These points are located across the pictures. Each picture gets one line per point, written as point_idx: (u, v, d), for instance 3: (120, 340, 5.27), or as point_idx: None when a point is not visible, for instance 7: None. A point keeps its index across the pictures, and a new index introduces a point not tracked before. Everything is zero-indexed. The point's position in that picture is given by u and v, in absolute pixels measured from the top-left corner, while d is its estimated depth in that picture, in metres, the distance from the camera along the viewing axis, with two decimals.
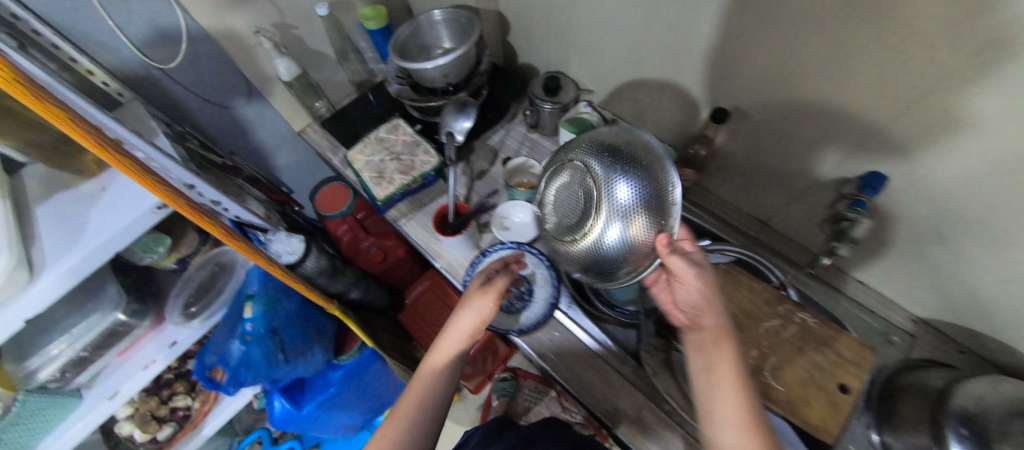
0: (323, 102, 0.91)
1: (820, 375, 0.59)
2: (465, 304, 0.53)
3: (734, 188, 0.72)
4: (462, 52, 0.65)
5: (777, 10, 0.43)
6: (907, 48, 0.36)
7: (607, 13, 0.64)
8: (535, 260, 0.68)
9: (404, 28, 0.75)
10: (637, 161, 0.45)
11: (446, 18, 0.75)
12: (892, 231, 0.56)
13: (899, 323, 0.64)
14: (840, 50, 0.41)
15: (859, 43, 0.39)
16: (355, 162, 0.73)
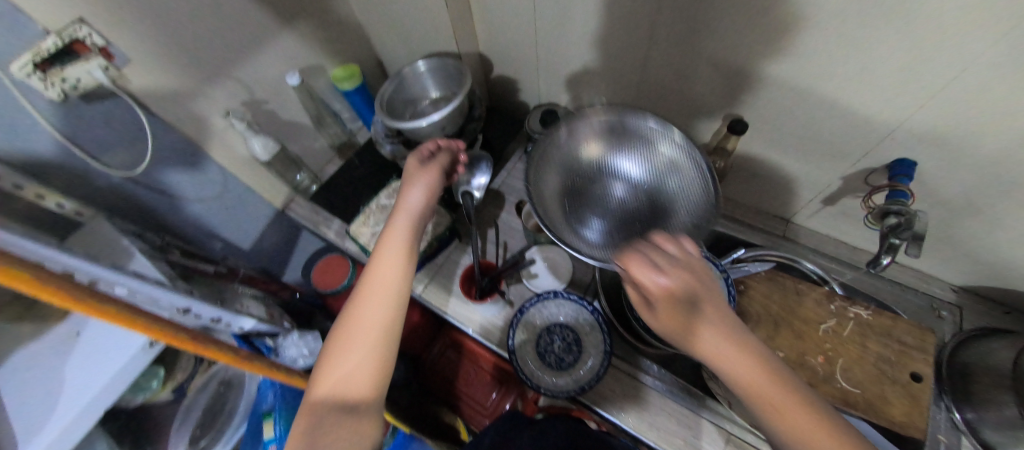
0: (304, 173, 0.84)
1: (891, 368, 0.57)
2: (412, 178, 0.51)
3: (753, 191, 0.71)
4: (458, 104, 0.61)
5: (792, 20, 0.44)
6: (927, 46, 0.39)
7: (603, 40, 0.62)
8: (576, 307, 0.64)
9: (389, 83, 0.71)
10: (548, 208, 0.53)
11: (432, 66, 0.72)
12: (926, 210, 0.56)
13: (942, 296, 0.64)
14: (857, 53, 0.43)
15: (882, 45, 0.41)
16: (359, 237, 0.67)
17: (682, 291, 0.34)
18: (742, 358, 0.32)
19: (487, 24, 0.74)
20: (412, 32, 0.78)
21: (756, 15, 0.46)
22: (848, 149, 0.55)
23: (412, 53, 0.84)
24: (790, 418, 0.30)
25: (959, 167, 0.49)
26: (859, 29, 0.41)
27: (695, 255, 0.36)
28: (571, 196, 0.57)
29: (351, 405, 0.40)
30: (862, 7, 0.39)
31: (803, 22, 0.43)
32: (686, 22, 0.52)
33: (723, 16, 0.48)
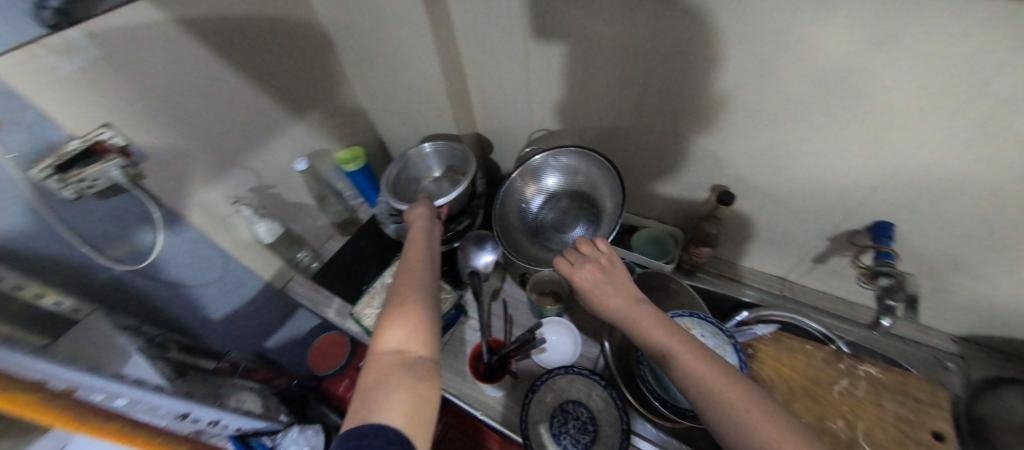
0: (306, 251, 0.85)
1: (913, 429, 0.56)
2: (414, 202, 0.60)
3: (745, 252, 0.74)
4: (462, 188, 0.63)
5: (760, 105, 0.51)
6: (879, 126, 0.45)
7: (593, 123, 0.69)
8: (588, 381, 0.62)
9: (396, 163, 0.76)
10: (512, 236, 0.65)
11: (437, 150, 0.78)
12: (910, 266, 0.60)
13: (944, 347, 0.65)
14: (820, 131, 0.49)
15: (840, 124, 0.47)
16: (364, 318, 0.66)
17: (608, 283, 0.49)
18: (674, 341, 0.42)
19: (484, 110, 0.81)
20: (415, 118, 0.84)
21: (729, 102, 0.52)
22: (827, 214, 0.59)
23: (413, 136, 0.91)
24: (705, 375, 0.38)
25: (933, 228, 0.53)
26: (819, 112, 0.47)
27: (612, 257, 0.51)
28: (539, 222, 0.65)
29: (413, 356, 0.39)
30: (819, 95, 0.46)
31: (769, 106, 0.50)
32: (667, 108, 0.58)
33: (700, 102, 0.55)
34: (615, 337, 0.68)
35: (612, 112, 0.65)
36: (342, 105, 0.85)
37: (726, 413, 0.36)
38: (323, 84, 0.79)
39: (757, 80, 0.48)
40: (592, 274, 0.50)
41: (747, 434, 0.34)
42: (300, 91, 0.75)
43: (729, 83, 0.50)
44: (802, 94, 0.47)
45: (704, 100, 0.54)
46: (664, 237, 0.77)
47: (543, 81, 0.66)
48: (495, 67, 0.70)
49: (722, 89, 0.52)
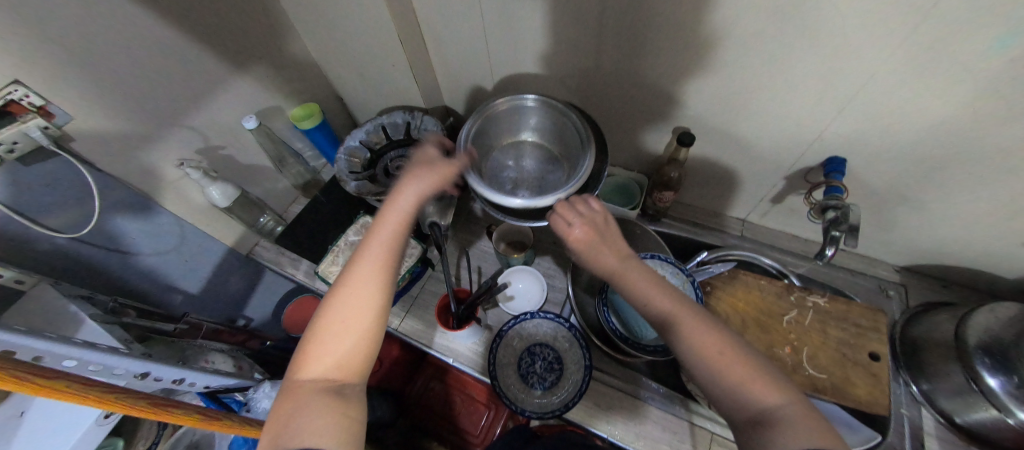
0: (268, 215, 0.82)
1: (850, 350, 0.60)
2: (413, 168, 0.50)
3: (708, 196, 0.75)
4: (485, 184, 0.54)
5: (720, 44, 0.49)
6: (837, 56, 0.44)
7: (555, 68, 0.65)
8: (555, 325, 0.64)
9: (474, 121, 0.62)
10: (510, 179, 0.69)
11: (531, 107, 0.65)
12: (861, 201, 0.61)
13: (887, 277, 0.70)
14: (780, 66, 0.48)
15: (797, 58, 0.46)
16: (330, 276, 0.66)
17: (599, 245, 0.47)
18: (665, 298, 0.42)
19: (442, 57, 0.76)
20: (370, 69, 0.79)
21: (688, 40, 0.50)
22: (783, 151, 0.59)
23: (371, 88, 0.85)
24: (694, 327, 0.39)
25: (880, 161, 0.54)
26: (778, 48, 0.46)
27: (608, 216, 0.50)
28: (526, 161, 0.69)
29: (340, 385, 0.37)
30: (776, 28, 0.44)
31: (729, 46, 0.48)
32: (627, 51, 0.56)
33: (659, 42, 0.52)
34: (581, 282, 0.70)
35: (572, 56, 0.61)
36: (289, 56, 0.79)
37: (713, 362, 0.37)
38: (264, 33, 0.72)
39: (716, 17, 0.45)
40: (588, 235, 0.47)
41: (718, 374, 0.37)
42: (241, 41, 0.69)
43: (687, 20, 0.48)
44: (761, 30, 0.45)
45: (663, 41, 0.52)
46: (629, 184, 0.77)
47: (498, 24, 0.62)
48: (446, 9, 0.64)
49: (680, 28, 0.49)
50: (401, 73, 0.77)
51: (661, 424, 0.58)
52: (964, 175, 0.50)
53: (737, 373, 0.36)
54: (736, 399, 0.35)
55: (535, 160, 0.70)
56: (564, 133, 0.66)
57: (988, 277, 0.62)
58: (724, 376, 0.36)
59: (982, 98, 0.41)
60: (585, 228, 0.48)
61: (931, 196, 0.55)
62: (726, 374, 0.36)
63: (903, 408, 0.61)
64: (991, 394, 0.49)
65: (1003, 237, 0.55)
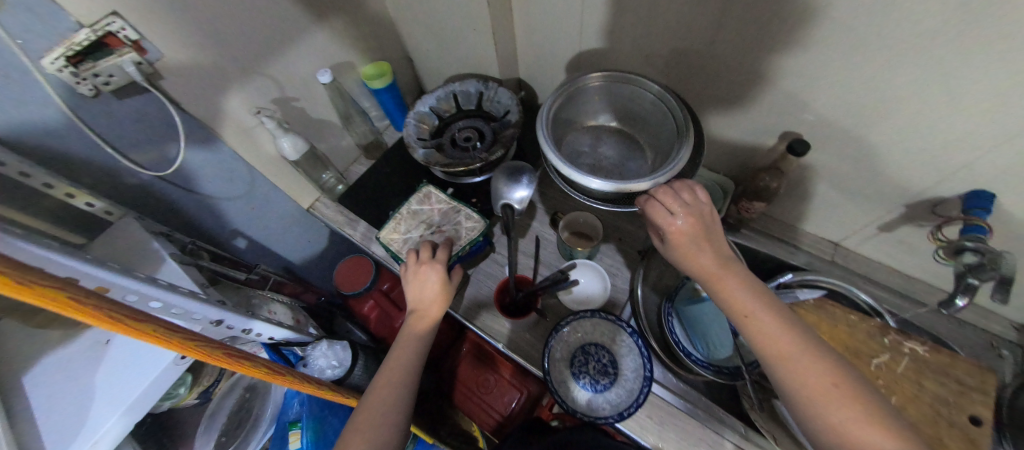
0: (331, 173, 0.82)
1: (948, 409, 0.53)
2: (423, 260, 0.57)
3: (801, 213, 0.68)
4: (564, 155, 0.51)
5: (873, 47, 0.41)
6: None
7: (657, 51, 0.59)
8: (614, 327, 0.60)
9: (557, 96, 0.58)
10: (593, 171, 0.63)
11: (600, 86, 0.60)
12: (1002, 246, 0.52)
13: (1002, 333, 0.61)
14: (949, 81, 0.39)
15: (981, 73, 0.37)
16: (391, 244, 0.64)
17: (700, 240, 0.46)
18: (763, 313, 0.43)
19: (528, 26, 0.71)
20: (448, 31, 0.74)
21: (834, 38, 0.42)
22: (915, 177, 0.51)
23: (445, 53, 0.81)
24: (787, 351, 0.40)
25: None
26: (952, 58, 0.37)
27: (713, 212, 0.47)
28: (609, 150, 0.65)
29: None
30: (960, 34, 0.35)
31: (884, 50, 0.40)
32: (753, 42, 0.48)
33: (796, 35, 0.44)
34: (646, 286, 0.65)
35: (681, 39, 0.54)
36: (368, 10, 0.75)
37: (806, 390, 0.38)
38: None
39: (879, 14, 0.37)
40: (690, 232, 0.46)
41: (813, 405, 0.38)
42: None
43: (840, 12, 0.39)
44: (938, 36, 0.36)
45: (802, 35, 0.44)
46: (712, 188, 0.70)
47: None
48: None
49: (829, 22, 0.41)
50: (481, 40, 0.73)
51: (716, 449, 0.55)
52: None
53: (835, 405, 0.37)
54: (832, 429, 0.36)
55: (615, 148, 0.65)
56: (649, 117, 0.60)
57: None
58: (817, 407, 0.37)
59: None
60: (689, 223, 0.46)
61: None
62: (818, 406, 0.37)
63: None
64: None
65: None
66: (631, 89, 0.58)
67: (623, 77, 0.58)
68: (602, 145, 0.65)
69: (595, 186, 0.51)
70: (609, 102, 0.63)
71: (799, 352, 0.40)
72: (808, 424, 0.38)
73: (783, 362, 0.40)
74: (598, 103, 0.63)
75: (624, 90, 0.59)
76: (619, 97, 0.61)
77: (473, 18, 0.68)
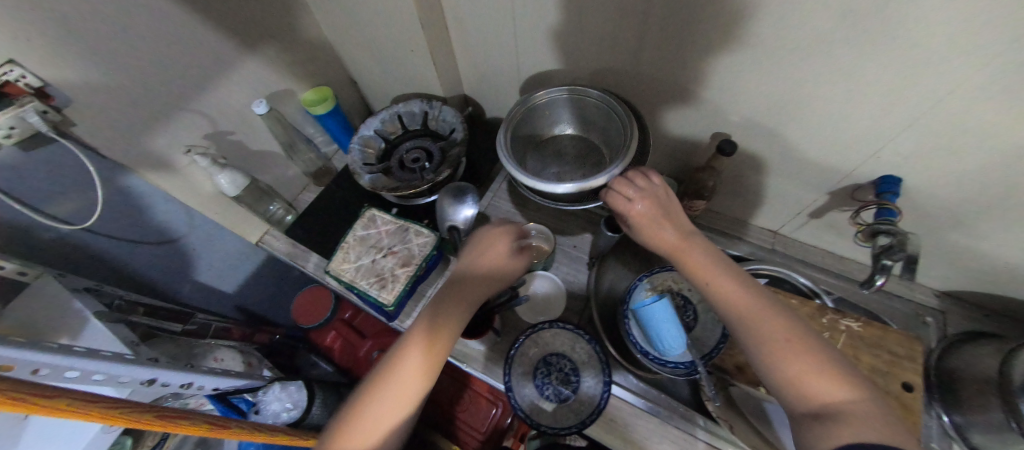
0: (278, 204, 0.80)
1: (882, 379, 0.57)
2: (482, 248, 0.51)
3: (740, 206, 0.71)
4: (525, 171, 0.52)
5: (774, 50, 0.44)
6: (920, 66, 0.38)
7: (589, 64, 0.60)
8: (573, 336, 0.62)
9: (510, 119, 0.59)
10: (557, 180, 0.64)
11: (553, 100, 0.61)
12: (913, 224, 0.57)
13: (924, 301, 0.66)
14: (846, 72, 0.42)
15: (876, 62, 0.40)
16: (342, 275, 0.63)
17: (659, 219, 0.48)
18: (726, 281, 0.45)
19: (466, 44, 0.71)
20: (388, 52, 0.74)
21: (744, 41, 0.45)
22: (830, 167, 0.55)
23: (388, 74, 0.81)
24: (751, 312, 0.42)
25: (941, 186, 0.49)
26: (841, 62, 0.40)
27: (668, 192, 0.49)
28: (570, 157, 0.66)
29: None
30: (849, 35, 0.38)
31: (788, 50, 0.43)
32: (675, 50, 0.50)
33: (710, 41, 0.47)
34: (602, 291, 0.67)
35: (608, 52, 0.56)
36: (302, 36, 0.74)
37: (770, 349, 0.40)
38: (277, 11, 0.67)
39: (780, 18, 0.40)
40: (652, 215, 0.48)
41: (777, 362, 0.39)
42: (251, 19, 0.64)
43: (745, 16, 0.42)
44: (830, 34, 0.39)
45: (715, 41, 0.47)
46: None
47: (531, 12, 0.56)
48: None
49: (737, 27, 0.44)
50: (420, 60, 0.72)
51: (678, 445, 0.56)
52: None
53: (798, 361, 0.39)
54: (794, 383, 0.38)
55: (576, 154, 0.66)
56: (603, 120, 0.61)
57: None
58: (779, 363, 0.39)
59: None
60: (651, 205, 0.48)
61: (992, 225, 0.51)
62: (781, 362, 0.39)
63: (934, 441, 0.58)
64: None
65: None
66: (582, 100, 0.60)
67: (572, 90, 0.60)
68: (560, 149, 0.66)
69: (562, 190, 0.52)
70: (563, 112, 0.64)
71: (762, 313, 0.42)
72: (774, 382, 0.40)
73: (750, 324, 0.42)
74: (552, 115, 0.64)
75: (575, 101, 0.61)
76: (572, 108, 0.63)
77: (409, 39, 0.68)
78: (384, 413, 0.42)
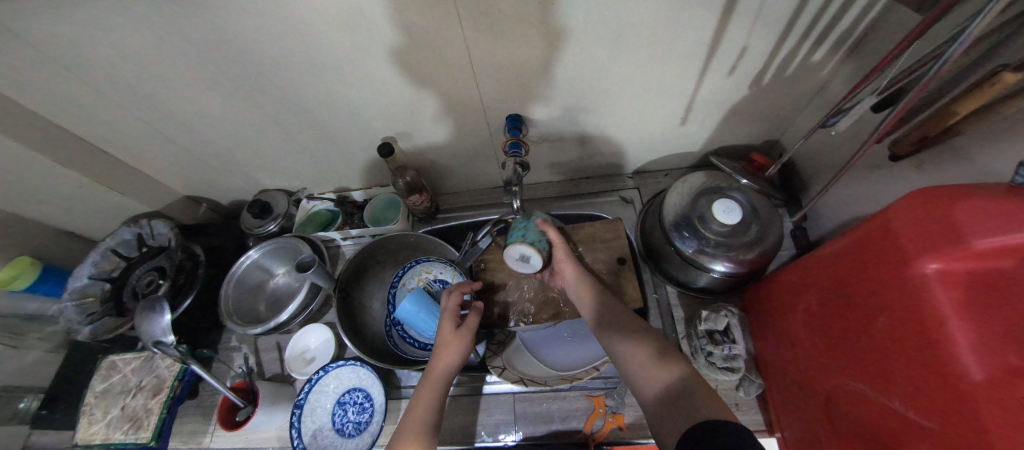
0: (31, 397, 0.73)
1: (604, 264, 0.69)
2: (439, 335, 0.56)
3: (462, 179, 0.82)
4: (265, 322, 0.66)
5: (328, 37, 0.50)
6: None
7: (246, 122, 0.65)
8: (351, 368, 0.66)
9: (229, 321, 0.68)
10: (304, 303, 0.71)
11: (235, 281, 0.73)
12: (561, 136, 0.71)
13: (625, 186, 0.82)
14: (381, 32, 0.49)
15: (411, 49, 0.52)
16: (94, 438, 0.61)
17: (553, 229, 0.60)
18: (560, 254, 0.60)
19: (141, 156, 0.72)
20: (69, 196, 0.72)
21: (316, 49, 0.52)
22: (475, 125, 0.67)
23: (90, 215, 0.78)
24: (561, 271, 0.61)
25: (538, 109, 0.64)
26: (358, 32, 0.49)
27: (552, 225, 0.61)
28: (293, 288, 0.77)
29: None
30: (359, 17, 0.47)
31: (338, 39, 0.50)
32: (278, 80, 0.57)
33: (296, 68, 0.55)
34: (374, 317, 0.73)
35: (250, 107, 0.62)
36: None
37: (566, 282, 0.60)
38: None
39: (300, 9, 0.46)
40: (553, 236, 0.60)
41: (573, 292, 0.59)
42: None
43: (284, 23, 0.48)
44: (360, 38, 0.50)
45: (299, 60, 0.53)
46: (392, 197, 0.80)
47: (158, 103, 0.60)
48: (96, 107, 0.60)
49: (293, 31, 0.49)
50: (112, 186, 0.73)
51: (475, 414, 0.64)
52: (604, 95, 0.62)
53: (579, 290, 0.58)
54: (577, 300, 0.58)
55: (295, 285, 0.77)
56: (286, 254, 0.76)
57: (679, 154, 0.78)
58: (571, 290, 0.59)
59: (546, 19, 0.48)
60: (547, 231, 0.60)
61: (595, 117, 0.67)
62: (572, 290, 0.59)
63: (655, 293, 0.71)
64: (695, 260, 0.62)
65: (663, 123, 0.69)
66: (251, 259, 0.74)
67: (240, 266, 0.74)
68: (287, 293, 0.77)
69: (286, 315, 0.68)
70: (256, 273, 0.76)
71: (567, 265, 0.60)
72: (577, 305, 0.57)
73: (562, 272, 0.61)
74: (259, 286, 0.76)
75: (251, 269, 0.75)
76: (261, 269, 0.76)
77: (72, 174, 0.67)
78: None
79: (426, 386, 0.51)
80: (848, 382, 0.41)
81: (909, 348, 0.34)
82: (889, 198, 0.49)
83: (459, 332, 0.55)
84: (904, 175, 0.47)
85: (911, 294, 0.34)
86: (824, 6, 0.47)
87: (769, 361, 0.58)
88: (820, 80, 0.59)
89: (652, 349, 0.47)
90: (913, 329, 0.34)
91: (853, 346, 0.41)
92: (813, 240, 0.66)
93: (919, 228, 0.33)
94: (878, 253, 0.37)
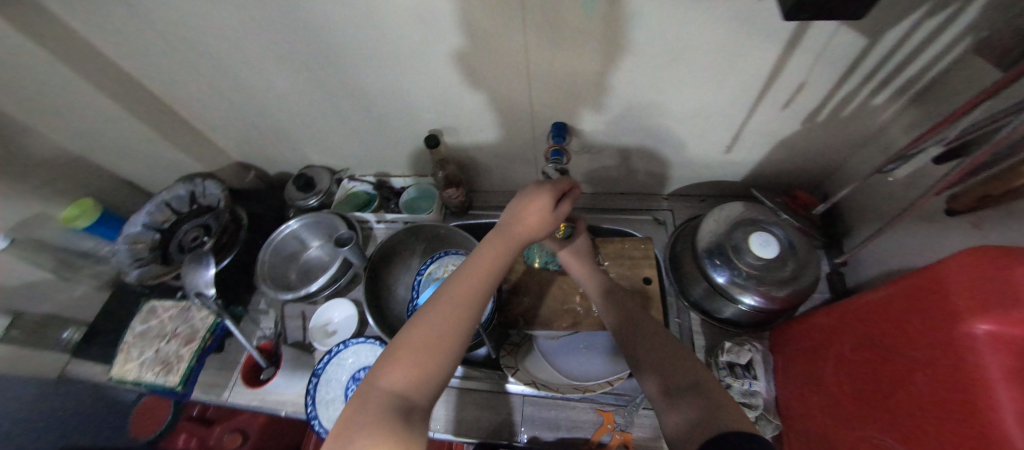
0: (74, 328, 0.79)
1: (629, 282, 0.69)
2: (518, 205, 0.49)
3: (498, 179, 0.84)
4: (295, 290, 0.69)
5: (397, 29, 0.53)
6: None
7: (306, 100, 0.69)
8: (370, 346, 0.68)
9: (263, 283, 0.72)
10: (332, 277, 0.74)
11: (273, 246, 0.77)
12: (602, 149, 0.72)
13: (658, 206, 0.82)
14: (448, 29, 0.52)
15: (474, 49, 0.54)
16: (127, 374, 0.65)
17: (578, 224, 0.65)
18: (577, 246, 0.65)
19: (205, 120, 0.77)
20: (137, 148, 0.78)
21: (384, 39, 0.55)
22: (521, 128, 0.68)
23: (151, 168, 0.84)
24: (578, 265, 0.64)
25: (584, 120, 0.65)
26: (426, 27, 0.52)
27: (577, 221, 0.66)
28: (325, 261, 0.80)
29: (410, 406, 0.35)
30: (430, 13, 0.50)
31: (405, 32, 0.53)
32: (343, 64, 0.60)
33: (361, 55, 0.58)
34: (397, 300, 0.75)
35: (312, 86, 0.66)
36: None
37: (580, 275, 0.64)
38: None
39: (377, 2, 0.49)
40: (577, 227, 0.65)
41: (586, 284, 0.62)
42: None
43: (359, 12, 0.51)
44: (427, 33, 0.53)
45: (366, 47, 0.56)
46: (428, 188, 0.82)
47: (231, 73, 0.65)
48: (176, 71, 0.65)
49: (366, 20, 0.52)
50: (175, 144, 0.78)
51: (482, 410, 0.64)
52: (652, 113, 0.62)
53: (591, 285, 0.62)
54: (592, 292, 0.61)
55: (327, 259, 0.80)
56: (324, 228, 0.79)
57: (718, 181, 0.77)
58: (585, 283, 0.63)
59: (608, 32, 0.49)
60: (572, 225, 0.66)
61: (639, 134, 0.67)
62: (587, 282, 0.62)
63: (677, 318, 0.71)
64: (723, 289, 0.61)
65: (707, 149, 0.69)
66: (291, 228, 0.78)
67: (280, 233, 0.77)
68: (319, 265, 0.80)
69: (316, 286, 0.71)
70: (292, 242, 0.79)
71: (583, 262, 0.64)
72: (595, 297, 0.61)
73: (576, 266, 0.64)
74: (294, 254, 0.80)
75: (290, 238, 0.79)
76: (298, 239, 0.79)
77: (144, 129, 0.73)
78: (407, 363, 0.37)
79: (486, 260, 0.45)
80: (877, 436, 0.39)
81: (952, 409, 0.33)
82: (939, 252, 0.48)
83: (545, 219, 0.47)
84: (960, 231, 0.45)
85: (960, 351, 0.32)
86: (892, 51, 0.47)
87: (790, 403, 0.56)
88: (878, 124, 0.57)
89: (661, 378, 0.45)
90: (959, 387, 0.32)
91: (889, 399, 0.39)
92: (850, 286, 0.64)
93: (972, 285, 0.32)
94: (925, 305, 0.36)
